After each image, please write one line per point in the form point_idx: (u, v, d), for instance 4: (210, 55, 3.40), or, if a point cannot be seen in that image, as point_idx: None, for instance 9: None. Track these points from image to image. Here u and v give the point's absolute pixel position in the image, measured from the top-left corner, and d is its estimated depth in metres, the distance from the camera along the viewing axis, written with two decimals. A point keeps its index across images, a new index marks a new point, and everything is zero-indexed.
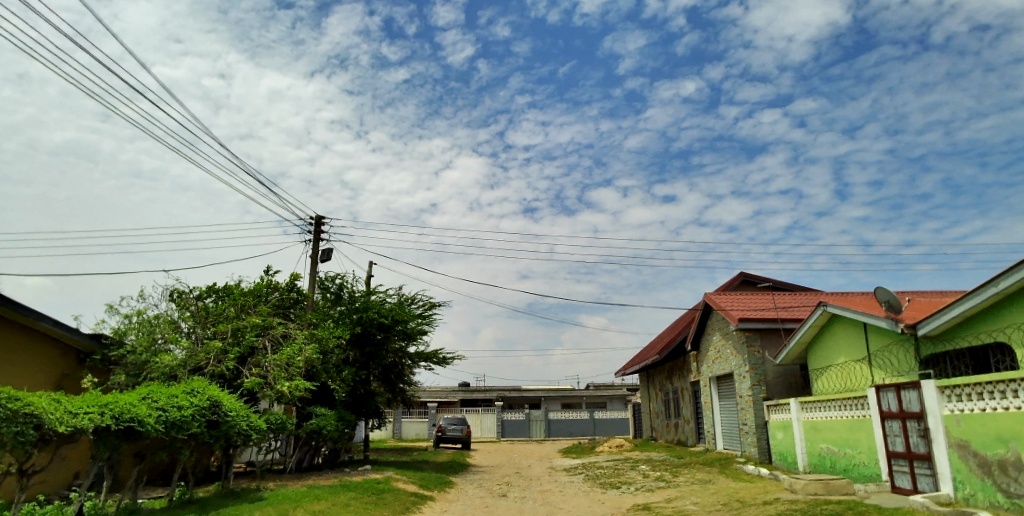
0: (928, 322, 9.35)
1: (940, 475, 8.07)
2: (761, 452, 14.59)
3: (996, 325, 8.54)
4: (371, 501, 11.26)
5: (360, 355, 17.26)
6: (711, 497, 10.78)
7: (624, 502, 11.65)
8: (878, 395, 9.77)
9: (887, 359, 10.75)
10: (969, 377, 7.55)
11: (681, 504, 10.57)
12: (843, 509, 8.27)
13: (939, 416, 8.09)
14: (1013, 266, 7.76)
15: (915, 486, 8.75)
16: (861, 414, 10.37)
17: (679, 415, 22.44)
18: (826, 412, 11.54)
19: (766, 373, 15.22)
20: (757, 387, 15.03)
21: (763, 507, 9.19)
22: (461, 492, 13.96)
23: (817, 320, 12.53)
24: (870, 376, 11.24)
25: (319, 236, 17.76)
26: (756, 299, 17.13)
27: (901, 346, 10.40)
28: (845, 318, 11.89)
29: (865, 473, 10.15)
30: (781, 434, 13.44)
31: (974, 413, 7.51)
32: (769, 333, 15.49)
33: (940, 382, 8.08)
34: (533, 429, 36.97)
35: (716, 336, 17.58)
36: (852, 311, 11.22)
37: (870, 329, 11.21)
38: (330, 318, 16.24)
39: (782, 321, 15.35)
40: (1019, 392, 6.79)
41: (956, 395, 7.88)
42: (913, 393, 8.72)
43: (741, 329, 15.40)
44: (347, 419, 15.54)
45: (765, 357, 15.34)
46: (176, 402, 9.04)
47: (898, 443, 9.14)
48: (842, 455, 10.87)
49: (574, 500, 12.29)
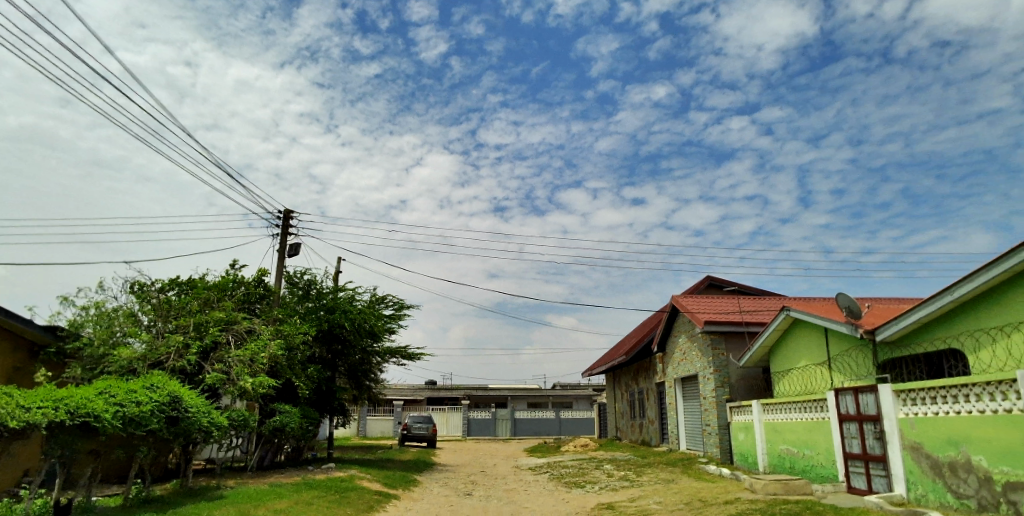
0: (887, 328, 9.65)
1: (893, 476, 8.35)
2: (722, 452, 14.95)
3: (949, 332, 8.88)
4: (334, 500, 11.11)
5: (326, 352, 17.08)
6: (673, 497, 10.97)
7: (588, 501, 11.76)
8: (837, 398, 10.03)
9: (846, 363, 11.08)
10: (923, 382, 7.81)
11: (645, 503, 10.72)
12: (800, 508, 8.46)
13: (894, 419, 8.36)
14: (967, 276, 8.11)
15: (870, 487, 9.03)
16: (820, 416, 10.66)
17: (643, 416, 22.77)
18: (786, 414, 11.82)
19: (729, 375, 15.53)
20: (721, 389, 15.32)
21: (724, 506, 9.41)
22: (426, 491, 13.87)
23: (780, 324, 12.82)
24: (829, 379, 11.56)
25: (287, 230, 17.47)
26: (721, 302, 17.42)
27: (859, 350, 10.74)
28: (806, 322, 12.21)
29: (823, 473, 10.44)
30: (742, 436, 13.73)
31: (927, 417, 7.78)
32: (733, 336, 15.82)
33: (896, 386, 8.34)
34: (499, 428, 37.00)
35: (682, 338, 17.85)
36: (814, 316, 11.50)
37: (831, 333, 11.53)
38: (297, 314, 16.01)
39: (746, 324, 15.68)
40: (970, 397, 7.05)
41: (910, 399, 8.15)
42: (870, 397, 8.99)
43: (707, 331, 15.69)
44: (311, 417, 15.30)
45: (729, 360, 15.64)
46: (134, 398, 8.78)
47: (855, 445, 9.42)
48: (800, 456, 11.17)
49: (538, 499, 12.38)
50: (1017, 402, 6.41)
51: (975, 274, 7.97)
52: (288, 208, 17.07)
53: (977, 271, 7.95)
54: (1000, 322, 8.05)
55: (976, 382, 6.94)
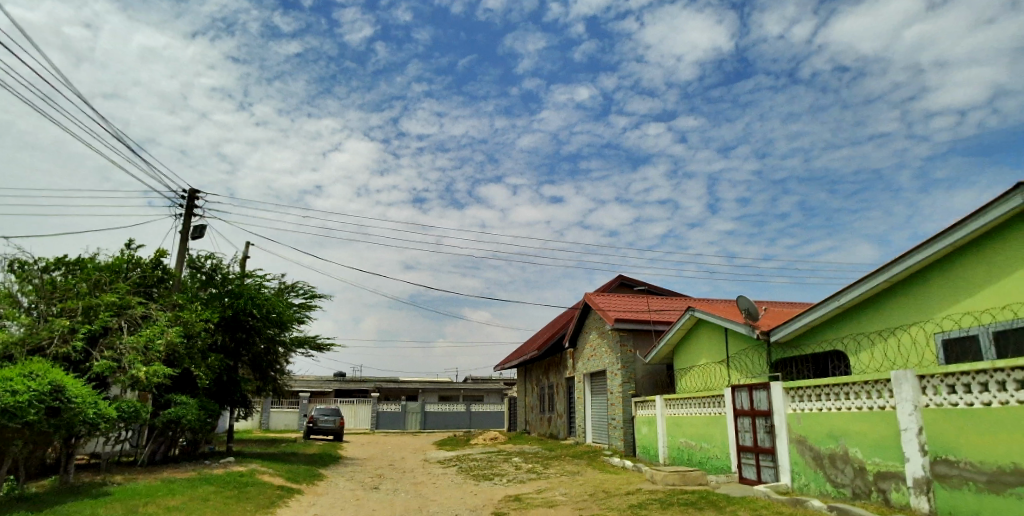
0: (780, 330, 10.38)
1: (780, 467, 8.99)
2: (626, 445, 15.53)
3: (834, 335, 9.67)
4: (233, 495, 10.61)
5: (230, 341, 16.26)
6: (578, 488, 11.29)
7: (496, 493, 11.87)
8: (733, 394, 10.67)
9: (743, 362, 11.83)
10: (810, 380, 8.46)
11: (551, 495, 10.97)
12: (696, 497, 8.95)
13: (783, 414, 8.98)
14: (853, 284, 8.87)
15: (759, 477, 9.68)
16: (717, 411, 11.30)
17: (552, 410, 23.26)
18: (687, 409, 12.45)
19: (635, 371, 16.15)
20: (627, 384, 15.91)
21: (626, 497, 9.79)
22: (331, 485, 13.53)
23: (684, 323, 13.47)
24: (727, 376, 12.28)
25: (192, 211, 16.47)
26: (631, 301, 18.07)
27: (755, 350, 11.47)
28: (708, 322, 12.89)
29: (717, 465, 11.09)
30: (645, 429, 14.34)
31: (812, 412, 8.43)
32: (641, 334, 16.46)
33: (786, 384, 8.98)
34: (408, 421, 36.65)
35: (593, 335, 18.38)
36: (716, 317, 12.16)
37: (730, 333, 12.24)
38: (199, 300, 15.13)
39: (653, 322, 16.36)
40: (849, 394, 7.71)
41: (798, 396, 8.79)
42: (763, 393, 9.63)
43: (617, 329, 16.24)
44: (210, 409, 14.53)
45: (636, 356, 16.27)
46: (8, 387, 7.99)
47: (747, 438, 10.06)
48: (698, 448, 11.80)
49: (446, 492, 12.39)
50: (889, 399, 7.05)
51: (859, 282, 8.73)
52: (194, 188, 16.10)
53: (861, 280, 8.71)
54: (878, 327, 8.86)
55: (855, 381, 7.57)
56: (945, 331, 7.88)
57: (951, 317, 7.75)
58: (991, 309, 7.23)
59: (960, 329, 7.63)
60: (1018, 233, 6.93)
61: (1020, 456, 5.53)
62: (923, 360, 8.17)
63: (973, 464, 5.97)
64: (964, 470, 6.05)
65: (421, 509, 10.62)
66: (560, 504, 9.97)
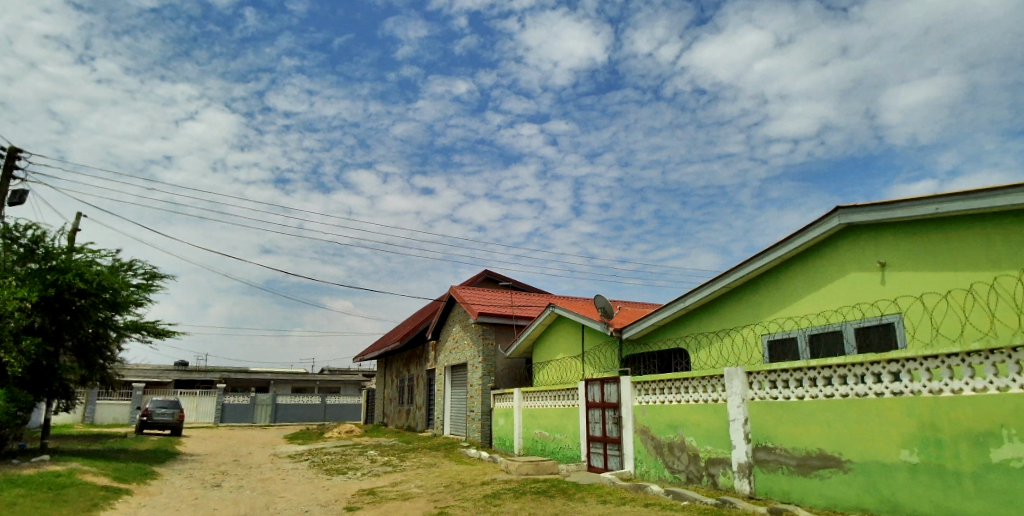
0: (632, 328, 11.19)
1: (624, 455, 9.72)
2: (483, 436, 15.89)
3: (678, 334, 10.61)
4: (47, 499, 9.41)
5: (50, 324, 14.36)
6: (434, 480, 11.39)
7: (349, 487, 11.61)
8: (585, 388, 11.31)
9: (596, 357, 12.58)
10: (655, 375, 9.21)
11: (407, 487, 10.96)
12: (547, 486, 9.40)
13: (629, 406, 9.69)
14: (696, 288, 9.77)
15: (605, 465, 10.39)
16: (570, 404, 11.93)
17: (411, 402, 23.17)
18: (542, 401, 13.01)
19: (496, 364, 16.57)
20: (487, 377, 16.26)
21: (481, 487, 10.04)
22: (167, 484, 12.45)
23: (545, 319, 14.03)
24: (581, 371, 13.02)
25: (9, 172, 14.32)
26: (496, 295, 18.49)
27: (607, 346, 12.27)
28: (567, 319, 13.56)
29: (568, 454, 11.73)
30: (502, 421, 14.77)
31: (655, 404, 9.19)
32: (503, 329, 16.92)
33: (634, 378, 9.70)
34: (257, 414, 34.62)
35: (456, 328, 18.56)
36: (574, 313, 12.81)
37: (585, 330, 12.97)
38: (13, 276, 13.21)
39: (515, 317, 16.88)
40: (688, 388, 8.49)
41: (643, 389, 9.53)
42: (613, 387, 10.31)
43: (480, 323, 16.54)
44: (21, 400, 12.74)
45: (497, 350, 16.69)
46: None
47: (597, 428, 10.74)
48: (551, 439, 12.39)
49: (296, 488, 11.88)
50: (721, 393, 7.89)
51: (702, 287, 9.64)
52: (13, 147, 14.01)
53: (703, 285, 9.63)
54: (716, 327, 9.85)
55: (694, 377, 8.35)
56: (770, 333, 8.94)
57: (776, 321, 8.81)
58: (808, 315, 8.33)
59: (783, 332, 8.71)
60: (833, 251, 8.06)
61: (824, 444, 6.44)
62: (751, 358, 9.20)
63: (786, 450, 6.85)
64: (780, 455, 6.92)
65: (269, 506, 10.11)
66: (415, 496, 9.98)
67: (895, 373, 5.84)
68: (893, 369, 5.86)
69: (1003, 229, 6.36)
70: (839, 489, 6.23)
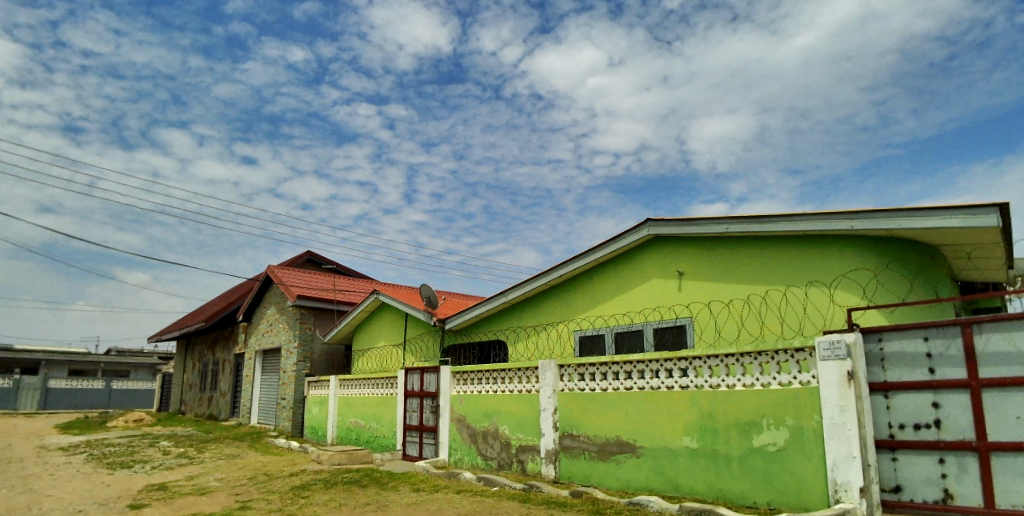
0: (455, 318, 11.35)
1: (439, 444, 9.84)
2: (294, 425, 15.10)
3: (499, 326, 10.97)
4: None
5: None
6: (236, 472, 10.57)
7: (133, 482, 10.34)
8: (404, 376, 11.23)
9: (417, 346, 12.60)
10: (474, 365, 9.42)
11: (204, 481, 10.04)
12: (360, 476, 9.19)
13: (448, 395, 9.82)
14: (519, 283, 10.16)
15: (420, 453, 10.43)
16: (388, 392, 11.78)
17: (214, 389, 21.30)
18: (359, 389, 12.69)
19: (312, 350, 15.83)
20: (302, 363, 15.46)
21: (288, 479, 9.53)
22: None
23: (368, 306, 13.65)
24: (401, 359, 12.93)
25: None
26: (317, 278, 17.64)
27: (430, 336, 12.32)
28: (390, 306, 13.36)
29: (383, 443, 11.59)
30: (316, 409, 14.18)
31: (472, 394, 9.42)
32: (322, 313, 16.21)
33: (453, 368, 9.84)
34: (20, 400, 29.48)
35: (271, 310, 17.41)
36: (398, 301, 12.65)
37: (408, 319, 12.90)
38: None
39: (337, 302, 16.26)
40: (504, 379, 8.81)
41: (462, 379, 9.71)
42: (432, 376, 10.37)
43: (298, 306, 15.67)
44: None
45: (315, 335, 15.95)
46: None
47: (414, 417, 10.74)
48: (366, 428, 12.15)
49: (65, 484, 10.31)
50: (534, 384, 8.32)
51: (524, 282, 10.06)
52: None
53: (525, 280, 10.05)
54: (534, 322, 10.34)
55: (510, 368, 8.69)
56: (581, 329, 9.55)
57: (587, 318, 9.47)
58: (616, 314, 9.07)
59: (592, 329, 9.36)
60: (640, 258, 8.87)
61: (621, 431, 7.08)
62: (563, 352, 9.77)
63: (589, 437, 7.43)
64: (583, 442, 7.48)
65: (27, 507, 8.64)
66: (214, 490, 9.18)
67: (684, 369, 6.59)
68: (682, 365, 6.60)
69: (775, 250, 7.49)
70: (631, 472, 6.90)
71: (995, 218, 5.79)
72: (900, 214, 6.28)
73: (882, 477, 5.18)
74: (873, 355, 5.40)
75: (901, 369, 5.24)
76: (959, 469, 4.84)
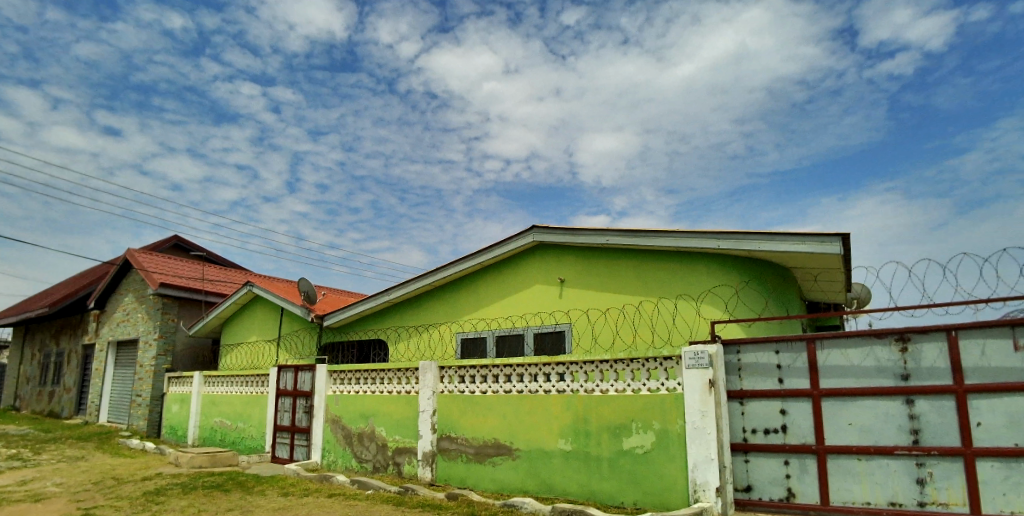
0: (334, 315, 10.97)
1: (312, 445, 9.46)
2: (149, 425, 13.89)
3: (381, 325, 10.77)
4: None
5: None
6: (79, 477, 9.53)
7: None
8: (276, 374, 10.67)
9: (293, 343, 12.05)
10: (352, 365, 9.16)
11: (38, 486, 8.95)
12: (224, 480, 8.63)
13: (323, 395, 9.47)
14: (403, 282, 10.04)
15: (291, 455, 9.98)
16: (258, 390, 11.14)
17: (56, 383, 19.08)
18: (225, 387, 11.90)
19: (175, 343, 14.64)
20: (162, 357, 14.25)
21: (141, 483, 8.74)
22: None
23: (239, 298, 12.84)
24: (275, 356, 12.30)
25: None
26: (184, 265, 16.35)
27: (307, 332, 11.82)
28: (265, 300, 12.67)
29: (250, 445, 10.96)
30: (176, 408, 13.13)
31: (349, 394, 9.15)
32: (188, 304, 15.05)
33: (330, 367, 9.50)
34: None
35: (128, 298, 15.90)
36: (272, 295, 11.99)
37: (284, 313, 12.30)
38: None
39: (205, 293, 15.16)
40: (383, 379, 8.64)
41: (338, 379, 9.41)
42: (307, 375, 9.94)
43: (160, 295, 14.43)
44: None
45: (178, 327, 14.77)
46: None
47: (285, 418, 10.25)
48: (233, 428, 11.43)
49: None
50: (414, 385, 8.24)
51: (409, 281, 9.95)
52: None
53: (410, 279, 9.95)
54: (417, 322, 10.25)
55: (390, 368, 8.54)
56: (464, 331, 9.59)
57: (470, 321, 9.53)
58: (498, 317, 9.22)
59: (475, 331, 9.44)
60: (525, 264, 9.10)
61: (499, 434, 7.20)
62: (444, 353, 9.76)
63: (466, 439, 7.48)
64: (461, 444, 7.53)
65: None
66: (50, 497, 8.21)
67: (561, 374, 6.83)
68: (560, 370, 6.84)
69: (649, 263, 7.99)
70: (507, 474, 7.04)
71: (837, 246, 6.54)
72: (760, 238, 6.93)
73: (736, 477, 5.68)
74: (731, 365, 5.91)
75: (755, 378, 5.77)
76: (801, 469, 5.42)
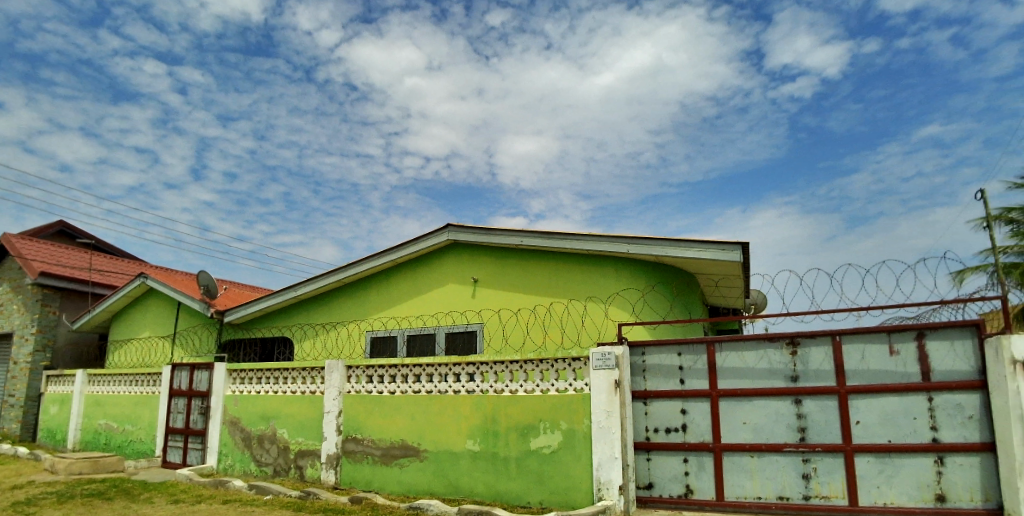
0: (235, 311, 10.39)
1: (207, 449, 8.92)
2: (22, 429, 12.65)
3: (286, 322, 10.31)
4: None
5: None
6: None
7: None
8: (170, 373, 9.98)
9: (190, 339, 11.33)
10: (253, 364, 8.70)
11: None
12: (106, 487, 7.96)
13: (221, 396, 8.93)
14: (312, 278, 9.65)
15: (184, 460, 9.37)
16: (148, 390, 10.37)
17: None
18: (112, 386, 11.02)
19: (55, 338, 13.41)
20: (39, 354, 13.01)
21: (8, 493, 7.91)
22: None
23: (130, 291, 11.91)
24: (169, 353, 11.54)
25: None
26: (68, 253, 15.00)
27: (205, 328, 11.15)
28: (160, 293, 11.84)
29: (139, 448, 10.20)
30: (54, 409, 12.04)
31: (249, 394, 8.68)
32: (72, 295, 13.83)
33: (229, 365, 8.98)
34: None
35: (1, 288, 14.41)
36: (168, 288, 11.21)
37: (181, 308, 11.54)
38: None
39: (92, 284, 13.99)
40: (286, 379, 8.26)
41: (238, 378, 8.91)
42: (203, 374, 9.35)
43: (39, 285, 13.16)
44: None
45: (59, 321, 13.54)
46: None
47: (179, 419, 9.61)
48: (119, 431, 10.59)
49: None
50: (319, 385, 7.93)
51: (318, 276, 9.58)
52: None
53: (319, 275, 9.58)
54: (324, 319, 9.89)
55: (294, 367, 8.17)
56: (373, 330, 9.35)
57: (381, 319, 9.30)
58: (410, 316, 9.05)
59: (385, 330, 9.22)
60: (437, 262, 8.98)
61: (406, 434, 7.05)
62: (352, 352, 9.48)
63: (372, 441, 7.28)
64: (366, 446, 7.32)
65: None
66: None
67: (471, 374, 6.77)
68: (470, 370, 6.77)
69: (561, 265, 8.09)
70: (414, 476, 6.91)
71: (737, 253, 6.86)
72: (666, 243, 7.17)
73: (638, 475, 5.83)
74: (636, 366, 6.06)
75: (658, 379, 5.95)
76: (698, 467, 5.64)
